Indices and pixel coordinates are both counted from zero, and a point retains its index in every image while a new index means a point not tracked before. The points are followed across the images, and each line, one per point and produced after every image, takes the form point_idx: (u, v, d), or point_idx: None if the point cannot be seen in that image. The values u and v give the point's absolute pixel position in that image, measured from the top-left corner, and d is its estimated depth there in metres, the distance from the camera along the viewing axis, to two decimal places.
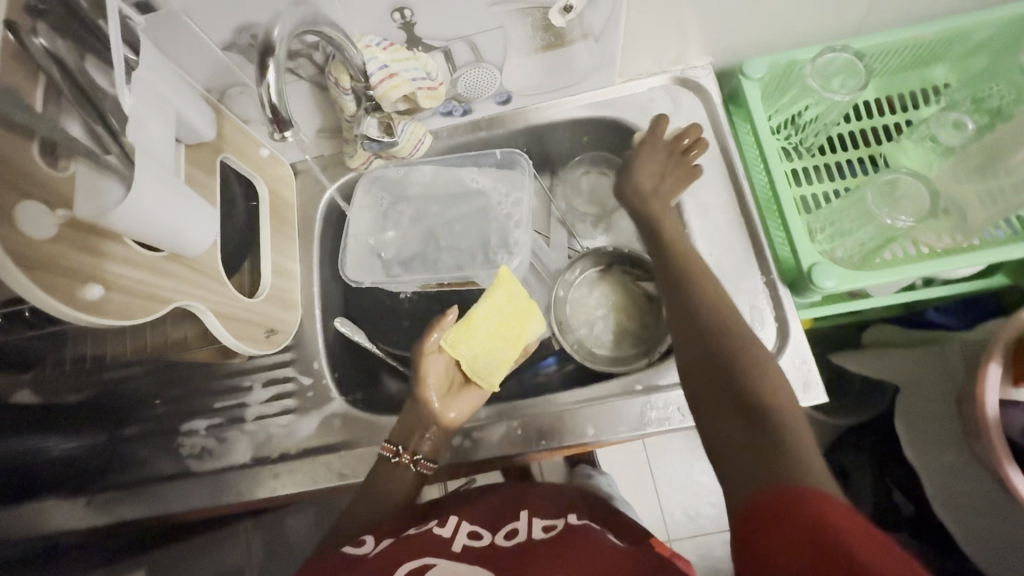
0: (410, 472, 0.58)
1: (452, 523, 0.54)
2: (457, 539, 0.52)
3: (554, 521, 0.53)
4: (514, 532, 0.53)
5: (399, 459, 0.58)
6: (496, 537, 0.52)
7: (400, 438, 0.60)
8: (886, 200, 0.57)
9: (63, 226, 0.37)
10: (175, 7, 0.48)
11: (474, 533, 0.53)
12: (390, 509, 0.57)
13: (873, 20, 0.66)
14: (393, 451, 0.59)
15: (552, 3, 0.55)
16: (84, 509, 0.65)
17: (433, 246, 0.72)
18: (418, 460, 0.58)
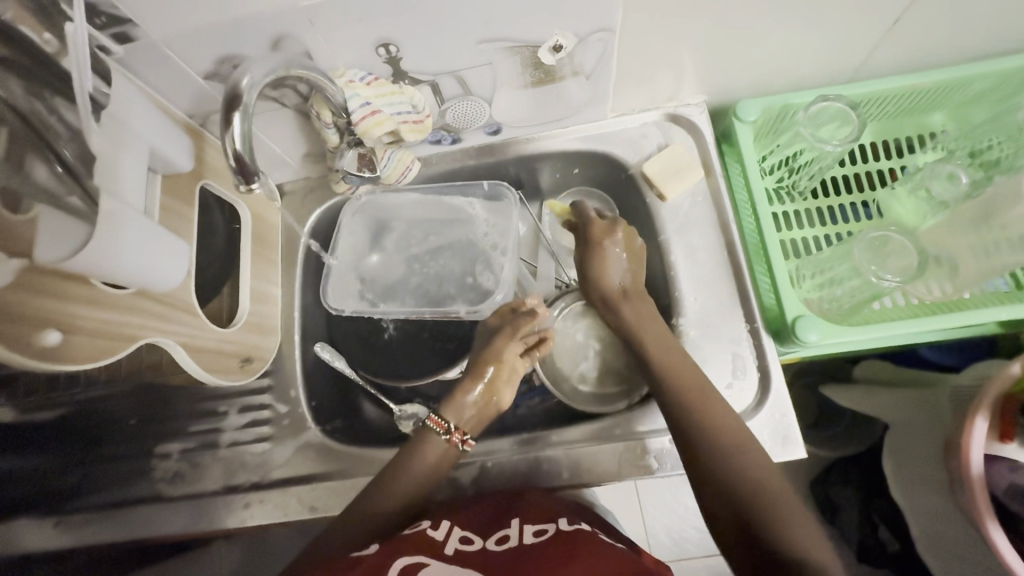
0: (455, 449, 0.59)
1: (444, 526, 0.53)
2: (449, 543, 0.51)
3: (546, 525, 0.52)
4: (505, 538, 0.52)
5: (449, 438, 0.59)
6: (487, 543, 0.52)
7: (454, 414, 0.60)
8: (874, 256, 0.56)
9: (22, 271, 0.36)
10: (154, 38, 0.47)
11: (466, 537, 0.52)
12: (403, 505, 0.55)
13: (870, 65, 0.65)
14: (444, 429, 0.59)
15: (541, 43, 0.54)
16: (53, 530, 0.65)
17: (426, 275, 0.73)
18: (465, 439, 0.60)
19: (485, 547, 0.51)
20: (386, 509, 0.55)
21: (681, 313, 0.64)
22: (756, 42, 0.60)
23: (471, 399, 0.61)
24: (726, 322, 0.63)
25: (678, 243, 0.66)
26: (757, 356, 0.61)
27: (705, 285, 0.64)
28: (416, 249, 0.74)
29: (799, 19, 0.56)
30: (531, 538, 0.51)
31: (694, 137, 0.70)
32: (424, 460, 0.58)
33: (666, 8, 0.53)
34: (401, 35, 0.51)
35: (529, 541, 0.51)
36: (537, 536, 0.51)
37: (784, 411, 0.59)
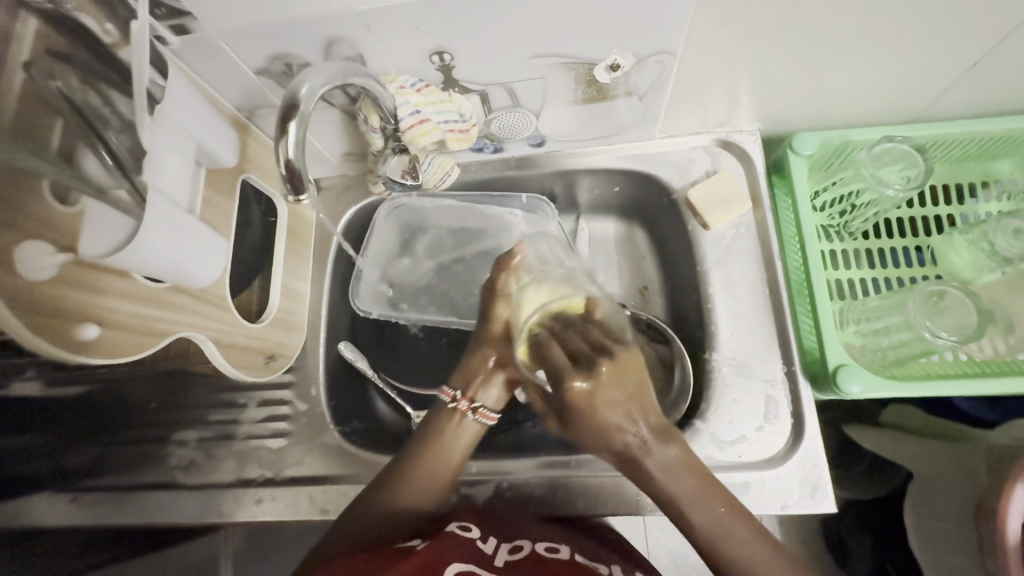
0: (468, 421, 0.56)
1: (494, 540, 0.50)
2: (499, 556, 0.48)
3: (597, 562, 0.50)
4: (554, 548, 0.50)
5: (455, 406, 0.56)
6: (535, 548, 0.50)
7: (462, 382, 0.58)
8: (930, 312, 0.54)
9: (65, 266, 0.36)
10: (210, 32, 0.47)
11: (515, 546, 0.50)
12: (424, 500, 0.53)
13: (938, 107, 0.62)
14: (452, 396, 0.56)
15: (598, 61, 0.52)
16: (68, 506, 0.64)
17: (449, 282, 0.72)
18: (475, 406, 0.56)
19: (536, 554, 0.49)
20: (404, 504, 0.52)
21: (715, 348, 0.62)
22: (821, 73, 0.57)
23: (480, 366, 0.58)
24: (762, 361, 0.61)
25: (718, 276, 0.64)
26: (792, 401, 0.59)
27: (743, 322, 0.62)
28: (441, 255, 0.73)
29: (869, 53, 0.53)
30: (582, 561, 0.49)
31: (743, 165, 0.68)
32: (438, 449, 0.54)
33: (730, 33, 0.51)
34: (456, 44, 0.49)
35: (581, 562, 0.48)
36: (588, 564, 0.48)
37: (816, 461, 0.56)
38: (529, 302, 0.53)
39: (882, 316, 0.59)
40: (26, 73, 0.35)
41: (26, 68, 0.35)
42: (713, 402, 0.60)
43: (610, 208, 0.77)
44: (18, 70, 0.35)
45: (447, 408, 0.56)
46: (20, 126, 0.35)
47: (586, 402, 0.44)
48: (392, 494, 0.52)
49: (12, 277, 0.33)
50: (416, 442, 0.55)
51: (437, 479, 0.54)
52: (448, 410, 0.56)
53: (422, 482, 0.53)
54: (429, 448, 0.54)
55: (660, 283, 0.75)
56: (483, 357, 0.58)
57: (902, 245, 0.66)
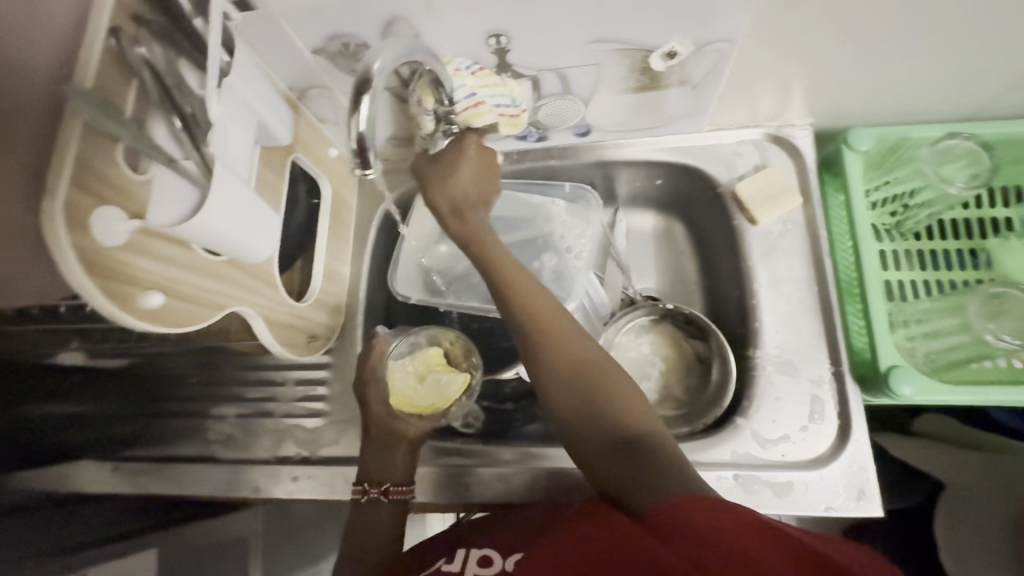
0: (384, 503, 0.55)
1: (462, 555, 0.47)
2: (467, 573, 0.44)
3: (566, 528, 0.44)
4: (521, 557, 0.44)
5: (368, 496, 0.55)
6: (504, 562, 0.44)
7: (365, 475, 0.58)
8: (988, 313, 0.53)
9: (135, 232, 0.36)
10: (273, 9, 0.47)
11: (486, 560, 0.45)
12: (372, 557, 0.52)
13: (1002, 105, 0.60)
14: (360, 490, 0.56)
15: (655, 48, 0.51)
16: (109, 474, 0.67)
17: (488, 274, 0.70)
18: (385, 487, 0.56)
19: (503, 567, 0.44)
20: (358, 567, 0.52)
21: (759, 344, 0.61)
22: (883, 67, 0.55)
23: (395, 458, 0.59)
24: (808, 360, 0.59)
25: (765, 272, 0.63)
26: (839, 401, 0.58)
27: (789, 319, 0.61)
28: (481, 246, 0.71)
29: (939, 47, 0.52)
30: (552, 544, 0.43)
31: (793, 160, 0.66)
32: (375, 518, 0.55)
33: (796, 22, 0.50)
34: (514, 26, 0.49)
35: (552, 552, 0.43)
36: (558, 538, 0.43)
37: (862, 463, 0.55)
38: (399, 366, 0.62)
39: (935, 317, 0.57)
40: (113, 39, 0.35)
41: (111, 33, 0.34)
42: (756, 399, 0.59)
43: (651, 200, 0.76)
44: (104, 33, 0.34)
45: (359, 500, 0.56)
46: (102, 91, 0.34)
47: (521, 292, 0.46)
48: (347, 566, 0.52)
49: (87, 240, 0.33)
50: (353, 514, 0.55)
51: (379, 544, 0.53)
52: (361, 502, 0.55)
53: (366, 542, 0.53)
54: (357, 525, 0.55)
55: (699, 278, 0.74)
56: (382, 430, 0.60)
57: (955, 248, 0.64)
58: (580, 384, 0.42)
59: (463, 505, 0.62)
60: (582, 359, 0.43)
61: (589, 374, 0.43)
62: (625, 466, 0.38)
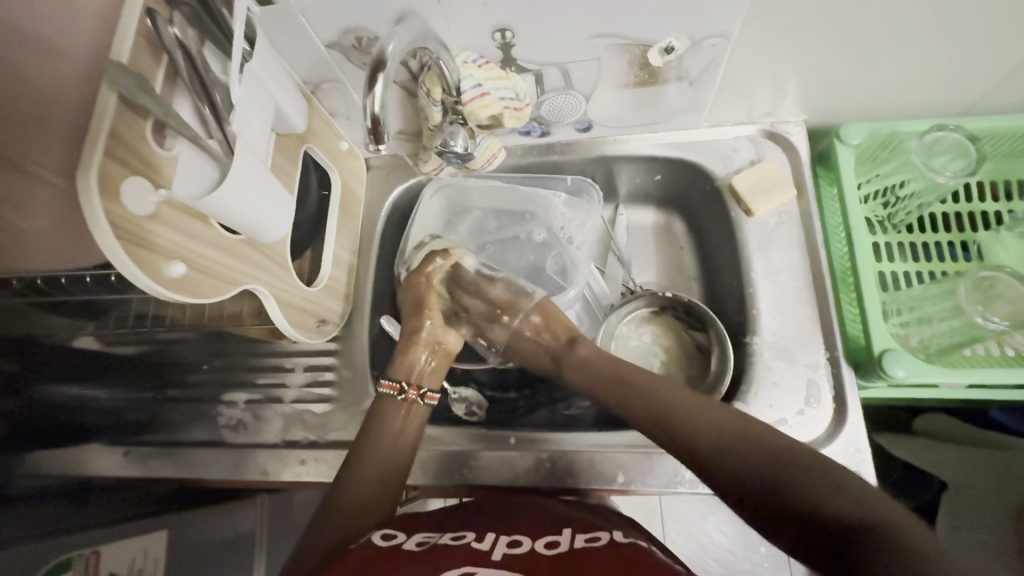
0: (418, 407, 0.60)
1: (490, 539, 0.49)
2: (497, 552, 0.47)
3: (599, 534, 0.48)
4: (555, 542, 0.48)
5: (405, 397, 0.60)
6: (534, 545, 0.47)
7: (404, 373, 0.63)
8: (979, 296, 0.54)
9: (161, 204, 0.38)
10: (291, 4, 0.50)
11: (513, 542, 0.48)
12: (378, 484, 0.54)
13: (988, 102, 0.62)
14: (397, 389, 0.60)
15: (653, 43, 0.54)
16: (122, 459, 0.68)
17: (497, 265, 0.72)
18: (423, 393, 0.61)
19: (534, 547, 0.47)
20: (364, 485, 0.53)
21: (756, 331, 0.63)
22: (872, 64, 0.58)
23: (421, 362, 0.64)
24: (805, 346, 0.61)
25: (761, 261, 0.65)
26: (834, 385, 0.59)
27: (785, 307, 0.63)
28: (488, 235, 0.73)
29: (924, 42, 0.54)
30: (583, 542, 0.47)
31: (788, 155, 0.69)
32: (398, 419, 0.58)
33: (787, 20, 0.53)
34: (519, 21, 0.52)
35: (581, 544, 0.46)
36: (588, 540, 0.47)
37: (859, 446, 0.56)
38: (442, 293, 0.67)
39: (926, 302, 0.58)
40: (149, 20, 0.37)
41: (148, 16, 0.37)
42: (754, 384, 0.60)
43: (651, 195, 0.78)
44: (142, 16, 0.37)
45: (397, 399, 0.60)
46: (138, 68, 0.37)
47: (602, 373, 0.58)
48: (354, 476, 0.54)
49: (119, 208, 0.35)
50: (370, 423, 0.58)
51: (386, 460, 0.56)
52: (396, 402, 0.59)
53: (374, 463, 0.55)
54: (374, 437, 0.57)
55: (698, 271, 0.76)
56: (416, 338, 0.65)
57: (946, 240, 0.66)
58: (708, 414, 0.48)
59: (466, 487, 0.63)
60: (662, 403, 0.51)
61: (702, 415, 0.48)
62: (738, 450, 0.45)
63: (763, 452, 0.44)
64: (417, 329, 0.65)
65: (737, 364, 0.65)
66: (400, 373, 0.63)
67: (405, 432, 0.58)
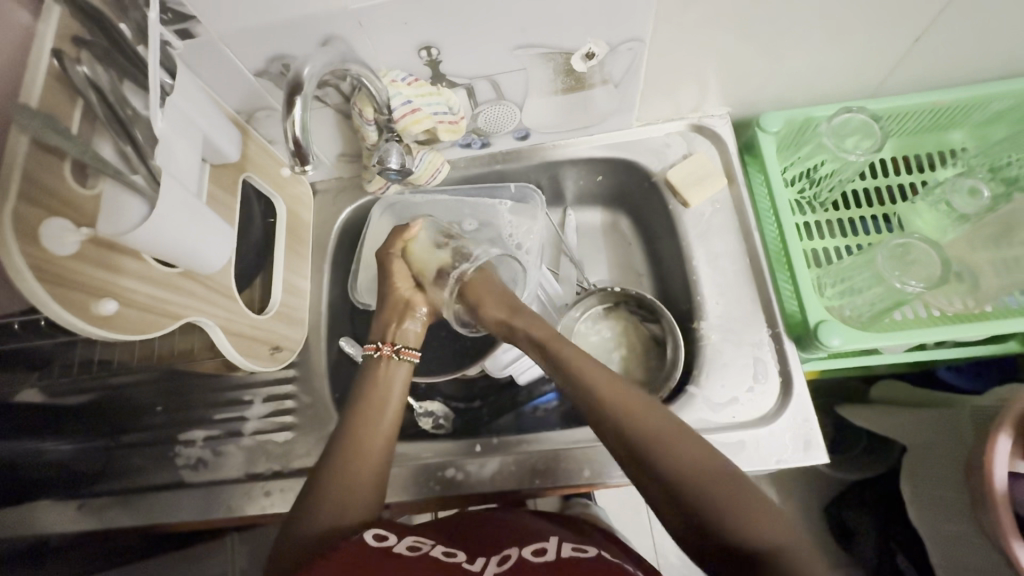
0: (396, 363, 0.58)
1: (482, 560, 0.47)
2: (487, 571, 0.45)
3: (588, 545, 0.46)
4: (543, 550, 0.46)
5: (382, 353, 0.59)
6: (523, 553, 0.46)
7: (380, 335, 0.61)
8: (897, 263, 0.58)
9: (85, 242, 0.38)
10: (213, 35, 0.50)
11: (504, 557, 0.47)
12: (365, 490, 0.51)
13: (890, 83, 0.67)
14: (375, 347, 0.59)
15: (574, 50, 0.56)
16: (75, 513, 0.65)
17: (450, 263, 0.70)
18: (399, 347, 0.59)
19: (523, 558, 0.45)
20: (345, 483, 0.50)
21: (703, 316, 0.65)
22: (780, 57, 0.62)
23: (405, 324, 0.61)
24: (748, 326, 0.64)
25: (701, 250, 0.68)
26: (779, 360, 0.62)
27: (728, 290, 0.65)
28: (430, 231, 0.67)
29: (823, 35, 0.58)
30: (571, 553, 0.45)
31: (717, 146, 0.72)
32: (375, 394, 0.56)
33: (696, 20, 0.55)
34: (442, 38, 0.53)
35: (571, 555, 0.45)
36: (578, 552, 0.45)
37: (807, 415, 0.59)
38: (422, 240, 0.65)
39: (856, 276, 0.62)
40: (56, 60, 0.37)
41: (55, 56, 0.37)
42: (706, 367, 0.63)
43: (595, 196, 0.80)
44: (48, 57, 0.37)
45: (374, 358, 0.59)
46: (50, 109, 0.36)
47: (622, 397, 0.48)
48: (334, 476, 0.50)
49: (36, 248, 0.35)
50: (350, 419, 0.54)
51: (366, 452, 0.52)
52: (374, 360, 0.59)
53: (356, 465, 0.51)
54: (356, 433, 0.53)
55: (646, 264, 0.78)
56: (393, 300, 0.62)
57: (869, 214, 0.70)
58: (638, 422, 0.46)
59: (436, 501, 0.63)
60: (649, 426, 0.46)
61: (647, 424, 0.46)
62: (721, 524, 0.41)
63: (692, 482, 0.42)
64: (393, 295, 0.62)
65: (690, 351, 0.67)
66: (378, 334, 0.61)
67: (383, 410, 0.55)
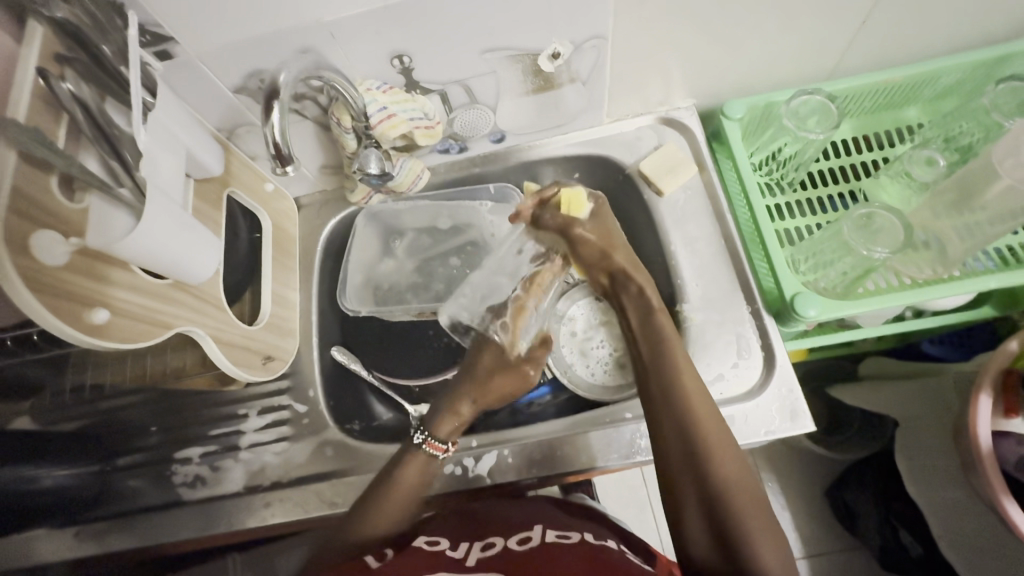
0: (419, 455, 0.57)
1: (464, 545, 0.51)
2: (470, 556, 0.49)
3: (569, 533, 0.52)
4: (527, 539, 0.51)
5: (424, 446, 0.58)
6: (507, 542, 0.51)
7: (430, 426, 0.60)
8: (863, 232, 0.60)
9: (74, 253, 0.39)
10: (191, 54, 0.52)
11: (487, 543, 0.51)
12: (396, 515, 0.54)
13: (844, 66, 0.70)
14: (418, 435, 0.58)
15: (540, 51, 0.59)
16: (72, 540, 0.64)
17: (438, 258, 0.79)
18: (432, 442, 0.58)
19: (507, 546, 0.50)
20: (375, 530, 0.53)
21: (685, 298, 0.67)
22: (736, 47, 0.65)
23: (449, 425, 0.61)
24: (727, 304, 0.66)
25: (678, 235, 0.70)
26: (760, 335, 0.64)
27: (705, 272, 0.67)
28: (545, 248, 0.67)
29: (774, 25, 0.61)
30: (554, 540, 0.50)
31: (686, 137, 0.75)
32: (407, 469, 0.56)
33: (653, 16, 0.58)
34: (413, 46, 0.56)
35: (553, 542, 0.50)
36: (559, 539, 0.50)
37: (790, 386, 0.61)
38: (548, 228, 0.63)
39: (825, 247, 0.65)
40: (41, 79, 0.39)
41: (40, 75, 0.39)
42: (690, 346, 0.64)
43: None
44: (33, 76, 0.38)
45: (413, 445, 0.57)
46: (36, 125, 0.38)
47: (676, 356, 0.53)
48: (365, 521, 0.53)
49: (29, 260, 0.36)
50: (385, 473, 0.56)
51: (399, 500, 0.55)
52: (402, 451, 0.57)
53: (392, 497, 0.54)
54: (391, 481, 0.55)
55: None
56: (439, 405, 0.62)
57: (836, 191, 0.74)
58: (680, 380, 0.51)
59: (435, 499, 0.64)
60: (687, 384, 0.51)
61: (690, 379, 0.51)
62: (710, 493, 0.46)
63: (731, 515, 0.45)
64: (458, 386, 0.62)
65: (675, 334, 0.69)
66: (426, 420, 0.61)
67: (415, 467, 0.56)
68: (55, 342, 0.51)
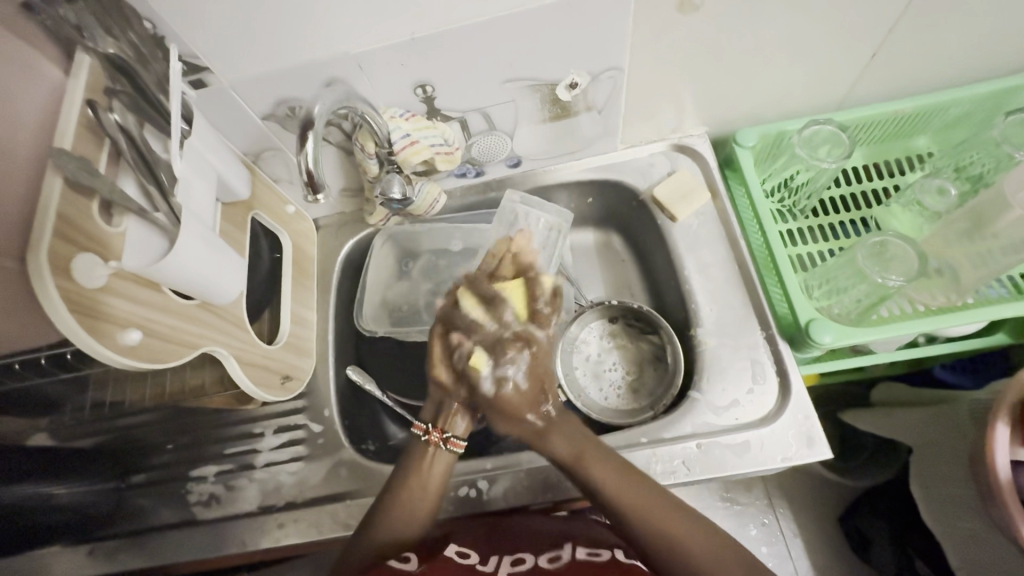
0: (442, 452, 0.57)
1: (495, 559, 0.52)
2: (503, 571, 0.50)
3: (601, 549, 0.51)
4: (558, 555, 0.51)
5: (429, 439, 0.57)
6: (538, 560, 0.51)
7: (432, 417, 0.59)
8: (877, 260, 0.61)
9: (112, 275, 0.40)
10: (225, 83, 0.54)
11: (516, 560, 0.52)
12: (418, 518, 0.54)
13: (854, 96, 0.72)
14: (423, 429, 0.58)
15: (559, 81, 0.61)
16: (85, 558, 0.64)
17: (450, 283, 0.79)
18: (446, 438, 0.57)
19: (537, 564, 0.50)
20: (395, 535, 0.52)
21: (699, 323, 0.67)
22: (748, 78, 0.66)
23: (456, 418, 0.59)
24: (742, 329, 0.66)
25: (692, 260, 0.71)
26: (775, 360, 0.64)
27: (719, 297, 0.68)
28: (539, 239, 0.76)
29: (785, 57, 0.63)
30: (585, 557, 0.50)
31: (699, 164, 0.76)
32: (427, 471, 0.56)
33: (669, 49, 0.60)
34: (436, 76, 0.58)
35: (585, 559, 0.49)
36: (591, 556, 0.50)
37: (806, 412, 0.60)
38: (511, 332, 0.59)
39: (839, 275, 0.66)
40: (89, 110, 0.41)
41: (88, 106, 0.41)
42: (704, 371, 0.65)
43: (588, 217, 0.83)
44: (83, 107, 0.40)
45: (421, 441, 0.57)
46: (83, 153, 0.40)
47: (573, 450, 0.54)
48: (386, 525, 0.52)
49: (71, 284, 0.37)
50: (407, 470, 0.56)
51: (421, 503, 0.55)
52: (422, 444, 0.57)
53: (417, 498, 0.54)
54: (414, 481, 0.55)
55: (640, 278, 0.81)
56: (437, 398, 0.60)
57: (848, 218, 0.75)
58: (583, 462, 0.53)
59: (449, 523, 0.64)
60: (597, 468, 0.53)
61: (588, 454, 0.54)
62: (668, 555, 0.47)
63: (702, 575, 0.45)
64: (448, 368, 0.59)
65: (689, 359, 0.69)
66: (431, 414, 0.60)
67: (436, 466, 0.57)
68: (82, 362, 0.52)
